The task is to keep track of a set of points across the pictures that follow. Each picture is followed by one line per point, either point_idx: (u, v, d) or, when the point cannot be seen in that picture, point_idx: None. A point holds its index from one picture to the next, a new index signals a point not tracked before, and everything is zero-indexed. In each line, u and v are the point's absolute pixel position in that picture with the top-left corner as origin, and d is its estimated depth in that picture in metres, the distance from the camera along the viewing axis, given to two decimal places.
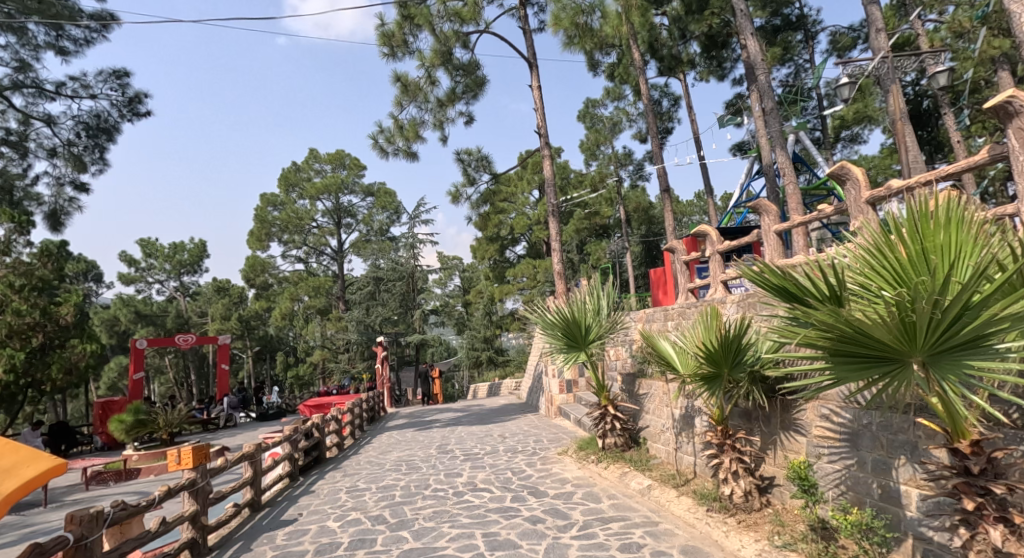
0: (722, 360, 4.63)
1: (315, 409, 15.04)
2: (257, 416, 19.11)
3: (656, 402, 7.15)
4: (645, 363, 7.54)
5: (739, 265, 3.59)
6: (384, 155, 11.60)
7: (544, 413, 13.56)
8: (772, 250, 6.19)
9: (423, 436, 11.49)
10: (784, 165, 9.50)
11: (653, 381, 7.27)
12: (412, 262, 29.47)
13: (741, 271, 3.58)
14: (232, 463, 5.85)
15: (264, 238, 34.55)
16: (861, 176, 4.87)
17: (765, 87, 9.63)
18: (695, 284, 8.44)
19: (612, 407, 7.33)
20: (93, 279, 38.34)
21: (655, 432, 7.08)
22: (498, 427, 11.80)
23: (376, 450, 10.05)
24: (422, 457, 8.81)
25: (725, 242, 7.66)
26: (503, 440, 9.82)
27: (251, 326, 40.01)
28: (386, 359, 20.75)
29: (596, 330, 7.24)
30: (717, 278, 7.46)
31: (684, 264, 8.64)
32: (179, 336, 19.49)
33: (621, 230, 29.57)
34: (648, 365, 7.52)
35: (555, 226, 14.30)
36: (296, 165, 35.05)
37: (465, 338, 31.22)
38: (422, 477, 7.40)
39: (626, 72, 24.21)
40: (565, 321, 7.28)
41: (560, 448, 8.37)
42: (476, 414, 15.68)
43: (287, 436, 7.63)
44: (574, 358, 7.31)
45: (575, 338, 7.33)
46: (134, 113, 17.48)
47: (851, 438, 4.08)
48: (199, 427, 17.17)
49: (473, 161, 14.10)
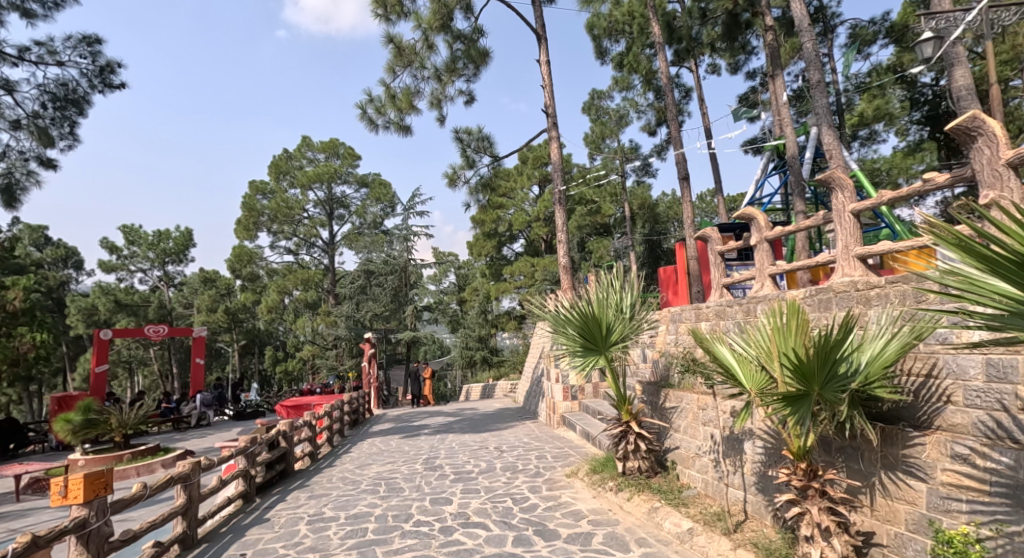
0: (815, 374, 3.38)
1: (293, 410, 13.72)
2: (233, 415, 17.77)
3: (691, 419, 5.92)
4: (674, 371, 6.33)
5: (962, 228, 2.52)
6: (373, 128, 10.31)
7: (544, 421, 12.29)
8: (846, 235, 4.98)
9: (410, 446, 10.21)
10: (832, 146, 8.29)
11: (686, 394, 6.06)
12: (406, 255, 28.08)
13: (966, 236, 2.51)
14: (154, 490, 4.60)
15: (253, 227, 33.03)
16: (1000, 130, 3.63)
17: (812, 57, 8.37)
18: (731, 279, 7.22)
19: (636, 423, 6.08)
20: (73, 266, 36.79)
21: (688, 455, 5.86)
22: (494, 437, 10.55)
23: (354, 462, 8.78)
24: (406, 475, 7.53)
25: (774, 228, 6.38)
26: (499, 454, 8.57)
27: (237, 319, 38.62)
28: (374, 357, 19.50)
29: (619, 330, 5.99)
30: (764, 272, 6.23)
31: (717, 255, 7.39)
32: (150, 327, 18.01)
33: (624, 229, 28.32)
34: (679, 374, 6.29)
35: (562, 216, 13.01)
36: (287, 153, 33.74)
37: (459, 336, 29.92)
38: (403, 502, 6.12)
39: (636, 61, 23.03)
40: (582, 317, 5.96)
41: (568, 469, 7.15)
42: (469, 420, 14.42)
43: (242, 448, 6.33)
44: (590, 364, 6.03)
45: (594, 340, 6.04)
46: (106, 85, 16.18)
47: (1013, 493, 2.94)
48: (169, 427, 15.82)
49: (472, 141, 12.83)
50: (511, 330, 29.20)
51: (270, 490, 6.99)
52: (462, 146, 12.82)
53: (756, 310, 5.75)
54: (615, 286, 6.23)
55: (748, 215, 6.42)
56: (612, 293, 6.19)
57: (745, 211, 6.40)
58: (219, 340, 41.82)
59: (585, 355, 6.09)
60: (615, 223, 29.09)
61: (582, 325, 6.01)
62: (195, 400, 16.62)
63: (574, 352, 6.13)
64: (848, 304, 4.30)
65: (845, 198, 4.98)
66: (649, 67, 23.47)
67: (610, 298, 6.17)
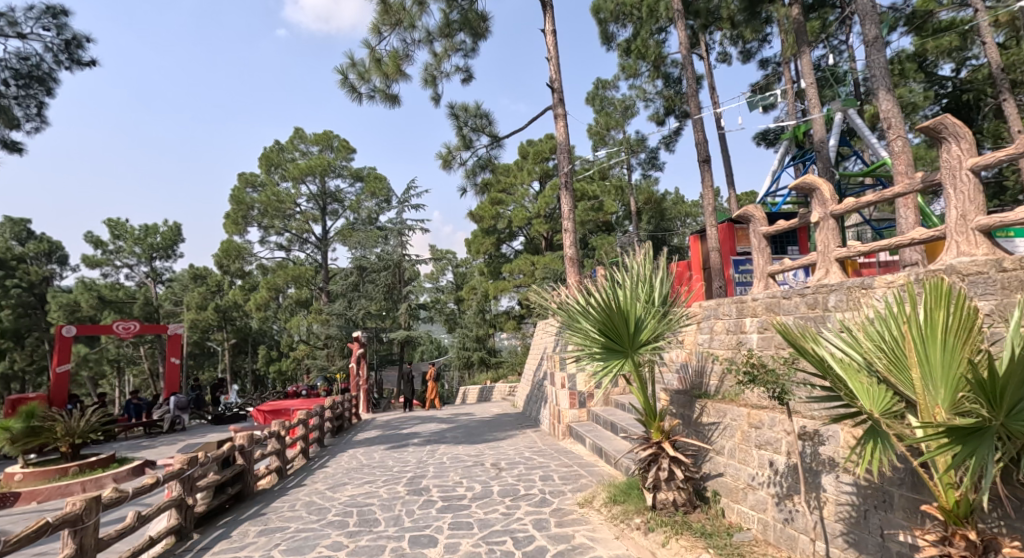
0: (1002, 396, 2.46)
1: (271, 414, 12.48)
2: (212, 419, 16.47)
3: (741, 440, 4.73)
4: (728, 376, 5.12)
5: None
6: (356, 97, 9.04)
7: (548, 431, 11.08)
8: (961, 201, 3.76)
9: (395, 460, 8.96)
10: (890, 113, 7.09)
11: (732, 408, 4.88)
12: (401, 250, 26.79)
13: None
14: (15, 545, 3.33)
15: (242, 222, 31.70)
16: None
17: (867, 9, 7.12)
18: (780, 267, 5.96)
19: (669, 444, 4.88)
20: (58, 261, 35.25)
21: (736, 486, 4.67)
22: (492, 449, 9.35)
23: (328, 481, 7.52)
24: (384, 501, 6.26)
25: (842, 200, 5.08)
26: (497, 474, 7.33)
27: (228, 317, 37.28)
28: (364, 358, 18.29)
29: (650, 328, 4.75)
30: (829, 256, 5.01)
31: (762, 238, 6.13)
32: (118, 323, 16.64)
33: (629, 225, 27.12)
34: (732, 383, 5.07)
35: (568, 202, 11.72)
36: (278, 145, 32.50)
37: (456, 337, 28.98)
38: (374, 543, 4.87)
39: (644, 46, 21.83)
40: (605, 309, 4.67)
41: (582, 495, 5.93)
42: (465, 427, 13.20)
43: (175, 471, 5.04)
44: (610, 369, 4.76)
45: (616, 340, 4.76)
46: (74, 61, 14.68)
47: None
48: (140, 432, 14.53)
49: (469, 119, 11.57)
50: (511, 330, 28.04)
51: (216, 520, 5.71)
52: (457, 123, 11.58)
53: (827, 303, 4.50)
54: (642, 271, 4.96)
55: (810, 184, 5.15)
56: (640, 279, 4.93)
57: (808, 179, 5.12)
58: (209, 339, 40.51)
59: (605, 359, 4.81)
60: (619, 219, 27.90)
61: (604, 318, 4.71)
62: (168, 403, 15.29)
63: (591, 353, 4.85)
64: (990, 291, 3.24)
65: (964, 150, 3.70)
66: (657, 52, 21.97)
67: (636, 285, 4.91)
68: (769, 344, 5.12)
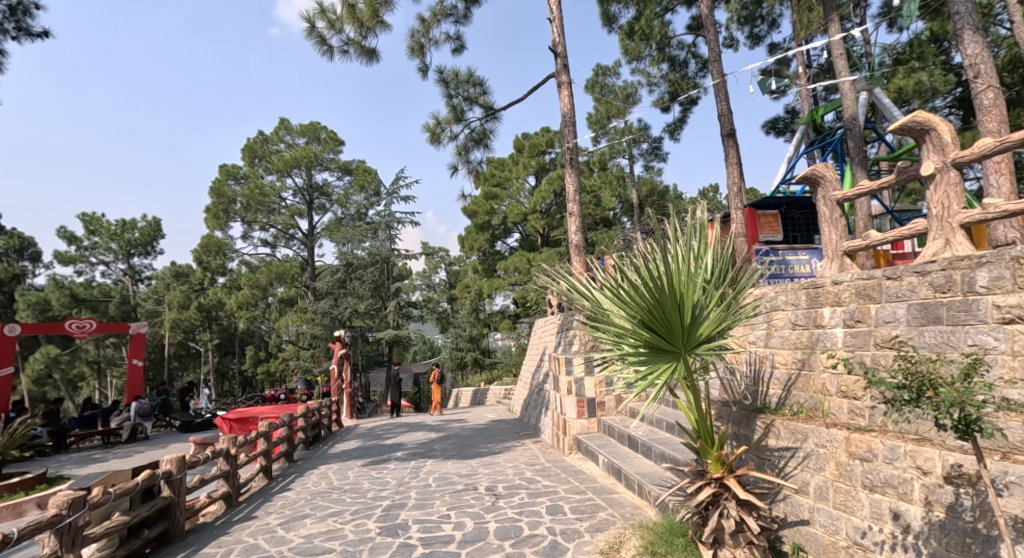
0: None
1: (236, 422, 11.02)
2: (179, 426, 15.00)
3: (835, 476, 3.42)
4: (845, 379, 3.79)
5: None
6: (326, 51, 7.63)
7: (551, 442, 9.75)
8: None
9: (372, 482, 7.57)
10: (977, 58, 5.79)
11: (822, 430, 3.58)
12: (390, 245, 25.31)
13: None
14: None
15: (223, 216, 30.04)
16: None
17: None
18: (859, 242, 4.63)
19: (736, 480, 3.54)
20: (28, 258, 33.26)
21: (832, 542, 3.35)
22: (488, 467, 8.03)
23: (287, 513, 6.12)
24: (348, 546, 4.86)
25: (970, 147, 3.67)
26: (493, 504, 5.96)
27: (211, 317, 35.61)
28: (347, 359, 16.92)
29: (710, 323, 3.40)
30: (950, 221, 3.66)
31: (835, 205, 4.77)
32: (72, 322, 15.05)
33: (630, 220, 25.81)
34: (848, 394, 3.78)
35: (574, 181, 10.33)
36: (263, 136, 30.97)
37: (448, 337, 27.37)
38: None
39: (648, 27, 20.53)
40: (653, 295, 3.26)
41: (605, 540, 4.56)
42: (456, 436, 11.85)
43: (41, 522, 3.64)
44: (655, 375, 3.38)
45: (661, 334, 3.36)
46: (23, 29, 12.93)
47: None
48: (96, 443, 13.01)
49: (459, 87, 10.17)
50: (505, 329, 26.95)
51: None
52: (447, 92, 10.17)
53: (975, 283, 3.17)
54: (691, 231, 3.53)
55: (924, 123, 3.76)
56: (689, 243, 3.52)
57: (921, 117, 3.74)
58: (191, 340, 38.86)
59: (647, 361, 3.42)
60: (620, 213, 26.58)
61: (646, 303, 3.30)
62: (128, 409, 13.77)
63: (626, 354, 3.46)
64: None
65: None
66: (662, 32, 20.66)
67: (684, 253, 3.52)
68: (863, 344, 3.81)
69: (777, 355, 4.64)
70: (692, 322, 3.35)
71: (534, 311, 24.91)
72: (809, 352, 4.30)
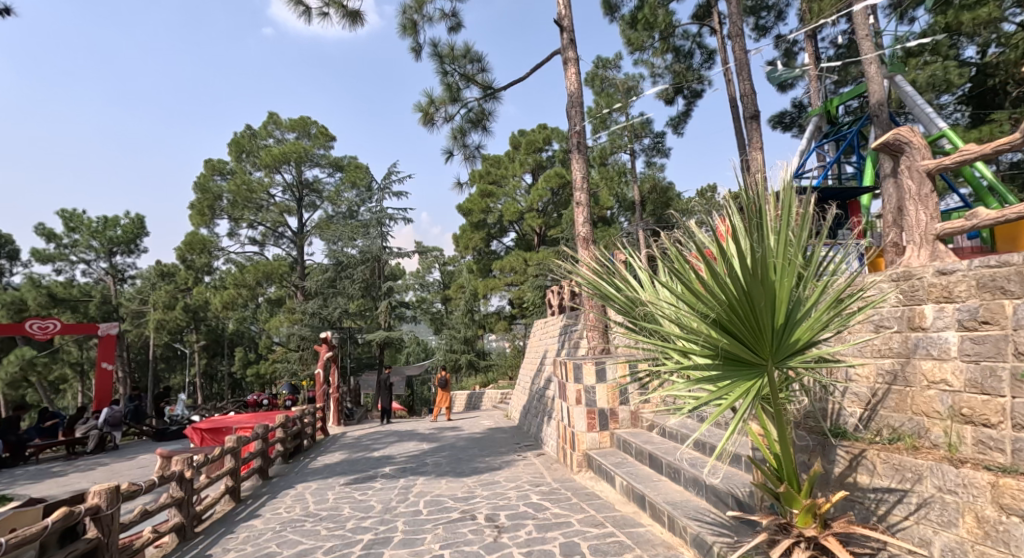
0: None
1: (209, 432, 10.02)
2: (152, 435, 13.93)
3: (973, 536, 2.65)
4: (982, 400, 2.96)
5: None
6: (303, 13, 6.68)
7: (556, 457, 8.81)
8: None
9: (354, 507, 6.60)
10: None
11: (952, 472, 2.75)
12: (383, 242, 24.26)
13: None
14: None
15: (209, 213, 28.86)
16: None
17: None
18: (958, 224, 3.71)
19: (833, 538, 2.61)
20: (5, 256, 31.84)
21: None
22: (488, 489, 7.07)
23: (250, 551, 5.14)
24: None
25: None
26: (496, 541, 5.01)
27: (197, 317, 34.43)
28: (334, 363, 15.92)
29: (809, 327, 2.44)
30: None
31: (924, 178, 3.84)
32: (36, 323, 13.93)
33: (631, 217, 24.88)
34: (976, 420, 2.97)
35: (581, 168, 9.36)
36: (251, 130, 29.87)
37: (442, 338, 26.26)
38: None
39: (652, 15, 19.72)
40: (739, 284, 2.30)
41: None
42: (451, 447, 10.88)
43: None
44: (731, 395, 2.43)
45: (742, 339, 2.41)
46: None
47: None
48: (58, 456, 11.91)
49: (455, 63, 9.21)
50: (501, 331, 26.06)
51: None
52: (442, 68, 9.18)
53: None
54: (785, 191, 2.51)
55: None
56: (784, 208, 2.52)
57: None
58: (176, 342, 37.60)
59: (722, 376, 2.46)
60: (620, 211, 25.65)
61: (725, 295, 2.34)
62: (96, 417, 12.71)
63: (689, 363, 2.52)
64: None
65: None
66: (667, 20, 19.83)
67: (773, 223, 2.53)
68: (995, 353, 2.95)
69: (858, 362, 3.67)
70: (785, 319, 2.40)
71: (531, 311, 24.02)
72: (902, 362, 3.40)
